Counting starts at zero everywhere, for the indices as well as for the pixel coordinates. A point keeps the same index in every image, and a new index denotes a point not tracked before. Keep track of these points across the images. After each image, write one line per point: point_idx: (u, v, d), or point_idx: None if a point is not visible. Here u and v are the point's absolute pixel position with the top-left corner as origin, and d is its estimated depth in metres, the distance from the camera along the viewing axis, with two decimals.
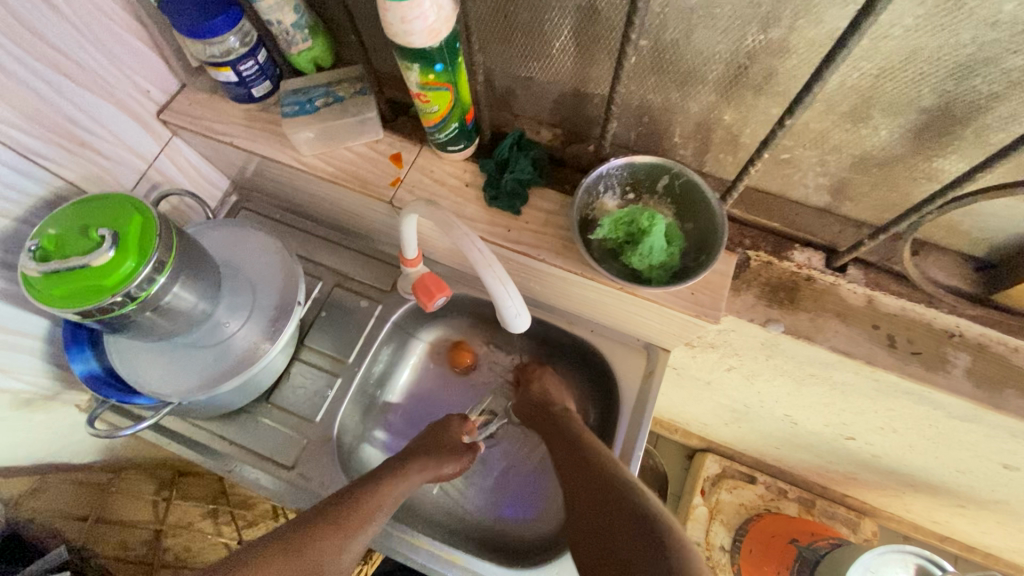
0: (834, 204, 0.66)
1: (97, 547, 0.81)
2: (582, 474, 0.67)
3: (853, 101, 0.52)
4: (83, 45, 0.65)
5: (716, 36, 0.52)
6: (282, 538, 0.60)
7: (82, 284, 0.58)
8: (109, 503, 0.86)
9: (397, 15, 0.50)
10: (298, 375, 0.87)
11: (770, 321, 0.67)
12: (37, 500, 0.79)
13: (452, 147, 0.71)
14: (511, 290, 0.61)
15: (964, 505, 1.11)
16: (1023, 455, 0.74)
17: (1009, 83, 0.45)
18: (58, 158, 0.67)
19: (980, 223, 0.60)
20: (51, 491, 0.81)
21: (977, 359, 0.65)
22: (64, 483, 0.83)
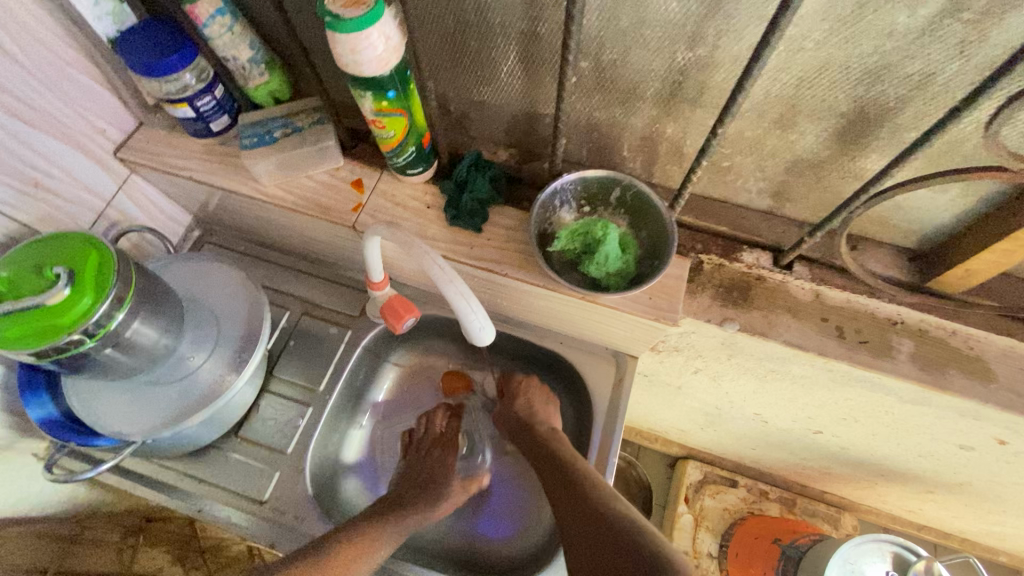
0: (776, 206, 0.70)
1: None
2: (566, 496, 0.66)
3: (779, 109, 0.56)
4: (36, 87, 0.65)
5: (650, 55, 0.56)
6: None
7: (37, 324, 0.57)
8: (74, 552, 0.84)
9: (346, 46, 0.53)
10: (268, 406, 0.85)
11: (726, 320, 0.70)
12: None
13: (412, 170, 0.73)
14: (473, 305, 0.62)
15: (933, 491, 1.14)
16: (974, 434, 0.78)
17: (912, 88, 0.50)
18: (12, 199, 0.67)
19: (907, 216, 0.64)
20: (10, 545, 0.76)
21: (919, 344, 0.69)
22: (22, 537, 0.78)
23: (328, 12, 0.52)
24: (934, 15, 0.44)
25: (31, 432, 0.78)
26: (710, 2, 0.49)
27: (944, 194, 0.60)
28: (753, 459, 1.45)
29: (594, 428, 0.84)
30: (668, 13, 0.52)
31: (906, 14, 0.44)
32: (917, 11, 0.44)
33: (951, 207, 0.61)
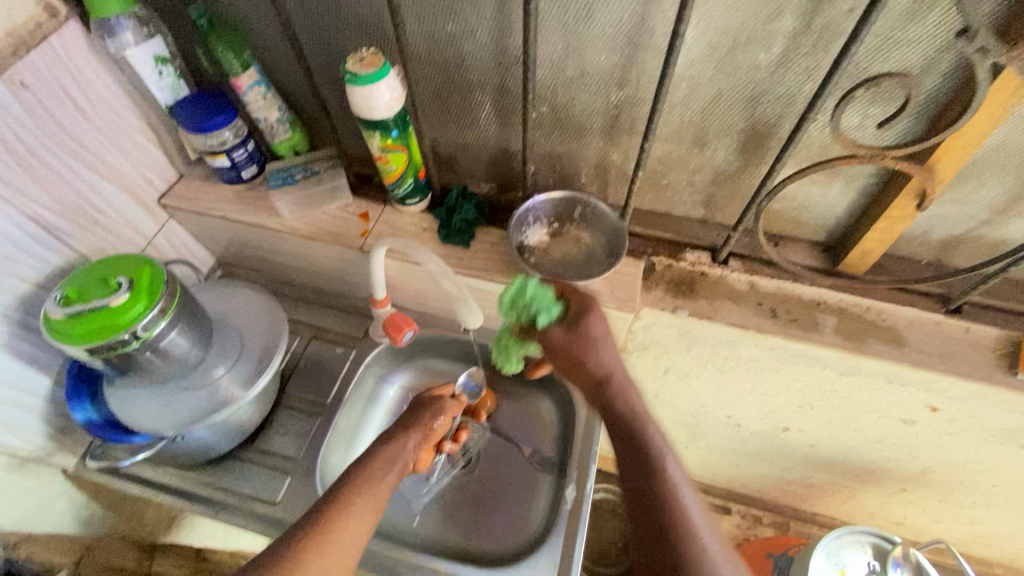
0: (708, 214, 0.86)
1: None
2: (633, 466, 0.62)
3: (693, 131, 0.74)
4: (104, 143, 0.81)
5: (592, 97, 0.74)
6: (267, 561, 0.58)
7: (96, 323, 0.68)
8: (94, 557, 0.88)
9: (362, 95, 0.70)
10: (281, 420, 0.94)
11: (678, 308, 0.83)
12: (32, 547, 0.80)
13: (410, 201, 0.88)
14: (463, 293, 0.78)
15: (905, 488, 1.21)
16: (909, 404, 0.89)
17: (783, 106, 0.68)
18: (75, 234, 0.80)
19: (808, 212, 0.81)
20: (43, 542, 0.82)
21: (840, 318, 0.82)
22: (54, 540, 0.84)
23: (349, 71, 0.69)
24: (782, 52, 0.62)
25: (64, 445, 0.85)
26: (629, 54, 0.68)
27: (831, 188, 0.76)
28: (742, 483, 1.46)
29: (578, 424, 0.93)
30: (601, 64, 0.70)
31: (764, 53, 0.63)
32: (771, 50, 0.62)
33: (841, 200, 0.77)
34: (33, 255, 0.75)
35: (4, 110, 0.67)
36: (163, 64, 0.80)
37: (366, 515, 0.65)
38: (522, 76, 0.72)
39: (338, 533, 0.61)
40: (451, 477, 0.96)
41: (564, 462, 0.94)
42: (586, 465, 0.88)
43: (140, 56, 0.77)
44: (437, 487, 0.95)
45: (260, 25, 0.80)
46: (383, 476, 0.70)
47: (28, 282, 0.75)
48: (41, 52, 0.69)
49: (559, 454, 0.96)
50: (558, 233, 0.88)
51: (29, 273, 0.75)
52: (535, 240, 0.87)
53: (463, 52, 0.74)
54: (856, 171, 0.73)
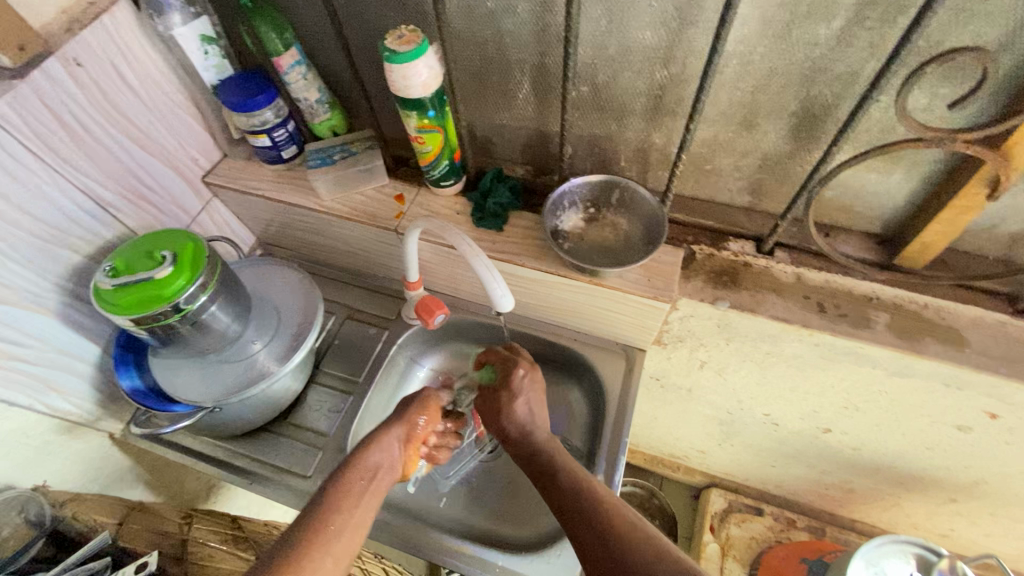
0: (754, 202, 0.82)
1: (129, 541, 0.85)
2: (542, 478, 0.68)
3: (742, 112, 0.70)
4: (152, 121, 0.84)
5: (635, 76, 0.71)
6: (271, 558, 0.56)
7: (141, 294, 0.71)
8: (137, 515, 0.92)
9: (399, 74, 0.69)
10: (314, 396, 0.96)
11: (718, 299, 0.79)
12: (77, 506, 0.85)
13: (445, 183, 0.87)
14: (495, 275, 0.74)
15: (954, 499, 1.15)
16: (966, 410, 0.83)
17: (842, 85, 0.63)
18: (123, 209, 0.83)
19: (864, 201, 0.76)
20: (86, 502, 0.87)
21: (894, 315, 0.77)
22: (101, 499, 0.89)
23: (387, 48, 0.68)
24: (845, 26, 0.58)
25: (112, 412, 0.90)
26: (676, 30, 0.65)
27: (891, 176, 0.71)
28: (777, 484, 1.41)
29: (608, 414, 0.91)
30: (645, 42, 0.67)
31: (825, 27, 0.59)
32: (832, 24, 0.58)
33: (901, 188, 0.72)
34: (85, 228, 0.78)
35: (59, 86, 0.69)
36: (209, 44, 0.81)
37: (348, 532, 0.61)
38: (562, 53, 0.69)
39: (315, 559, 0.57)
40: (477, 462, 0.97)
41: (593, 454, 0.91)
42: (615, 457, 0.86)
43: (187, 35, 0.78)
44: (464, 471, 0.96)
45: (302, 4, 0.80)
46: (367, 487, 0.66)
47: (79, 254, 0.78)
48: (93, 31, 0.72)
49: (588, 444, 0.94)
50: (594, 218, 0.85)
51: (81, 245, 0.78)
52: (570, 225, 0.85)
53: (503, 29, 0.73)
54: (919, 157, 0.68)
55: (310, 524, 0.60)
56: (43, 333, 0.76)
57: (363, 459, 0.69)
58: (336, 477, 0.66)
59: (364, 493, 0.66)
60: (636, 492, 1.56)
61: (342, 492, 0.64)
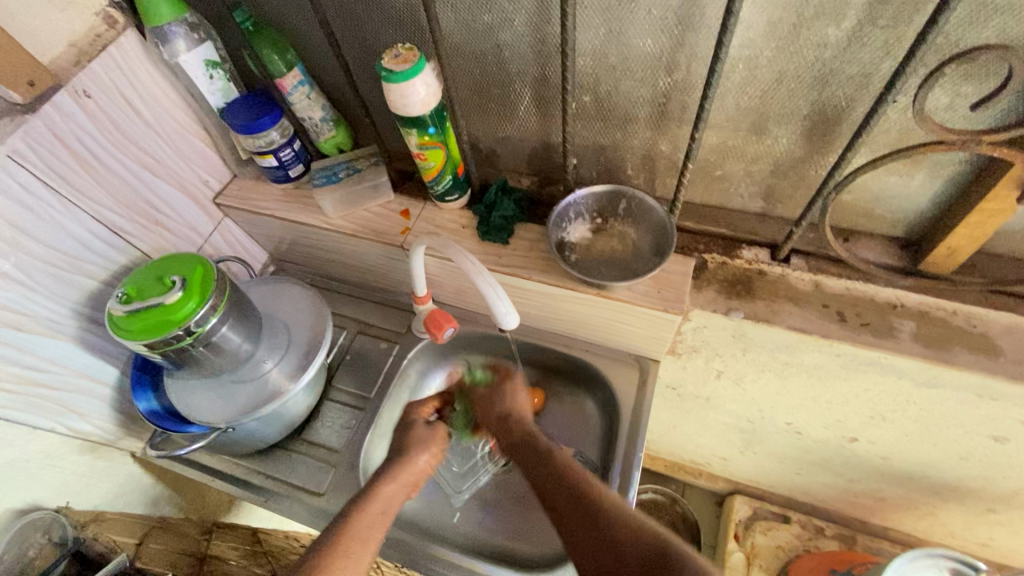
0: (768, 208, 0.79)
1: (147, 562, 0.87)
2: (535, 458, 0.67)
3: (751, 118, 0.68)
4: (162, 147, 0.85)
5: (637, 84, 0.69)
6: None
7: (154, 319, 0.72)
8: (157, 534, 0.94)
9: (397, 93, 0.69)
10: (327, 413, 0.96)
11: (731, 310, 0.77)
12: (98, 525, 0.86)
13: (449, 197, 0.87)
14: (499, 292, 0.73)
15: (993, 508, 1.09)
16: (1002, 421, 0.79)
17: (855, 87, 0.60)
18: (138, 233, 0.85)
19: (884, 205, 0.73)
20: (108, 522, 0.89)
21: (921, 324, 0.73)
22: (121, 518, 0.91)
23: (383, 68, 0.68)
24: (855, 27, 0.55)
25: (132, 432, 0.92)
26: (678, 36, 0.63)
27: (912, 180, 0.68)
28: (802, 492, 1.36)
29: (621, 428, 0.88)
30: (647, 50, 0.65)
31: (834, 28, 0.56)
32: (842, 24, 0.55)
33: (924, 191, 0.69)
34: (100, 254, 0.80)
35: (71, 119, 0.71)
36: (214, 69, 0.82)
37: (357, 568, 0.60)
38: (561, 64, 0.68)
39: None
40: (490, 475, 0.96)
41: (606, 467, 0.89)
42: (628, 471, 0.84)
43: (192, 61, 0.80)
44: (477, 485, 0.95)
45: (301, 25, 0.80)
46: (384, 519, 0.66)
47: (94, 280, 0.80)
48: (101, 62, 0.74)
49: (602, 457, 0.92)
50: (601, 228, 0.84)
51: (96, 272, 0.80)
52: (577, 236, 0.84)
53: (501, 42, 0.71)
54: (941, 159, 0.64)
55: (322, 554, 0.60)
56: (62, 358, 0.78)
57: (382, 492, 0.68)
58: (357, 509, 0.65)
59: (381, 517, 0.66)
60: (658, 500, 1.52)
61: (360, 524, 0.63)
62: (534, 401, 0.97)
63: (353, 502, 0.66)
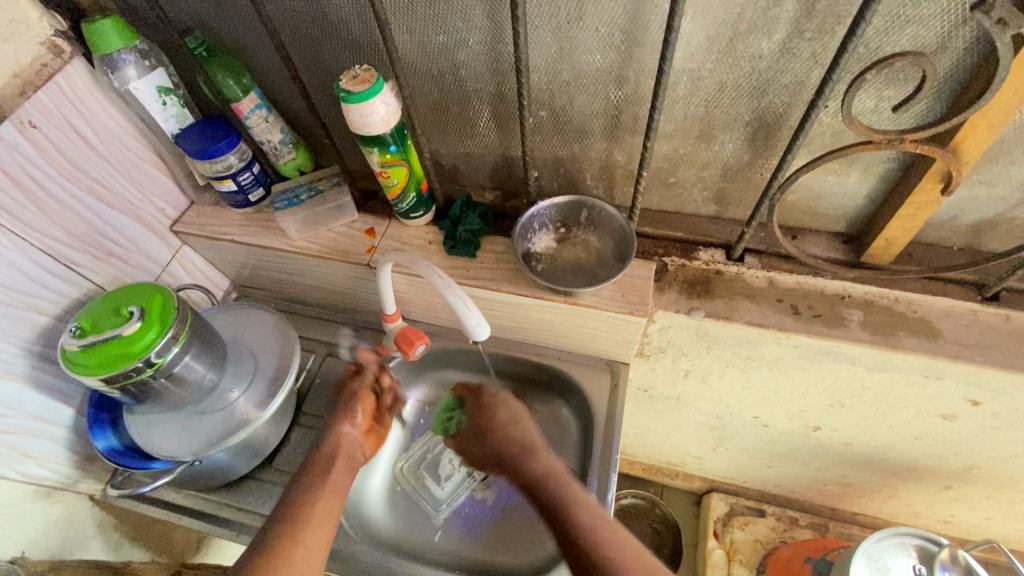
0: (721, 210, 0.83)
1: None
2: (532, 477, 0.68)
3: (698, 126, 0.71)
4: (115, 176, 0.83)
5: (591, 98, 0.72)
6: (260, 544, 0.62)
7: (112, 353, 0.70)
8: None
9: (357, 113, 0.70)
10: (298, 439, 0.93)
11: (692, 310, 0.80)
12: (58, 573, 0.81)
13: (414, 214, 0.87)
14: (469, 304, 0.74)
15: (949, 485, 1.15)
16: (948, 399, 0.84)
17: (790, 95, 0.65)
18: (90, 265, 0.82)
19: (825, 203, 0.78)
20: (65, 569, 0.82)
21: (868, 312, 0.78)
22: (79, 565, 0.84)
23: (342, 89, 0.69)
24: (786, 39, 0.60)
25: (90, 473, 0.87)
26: (625, 52, 0.66)
27: (849, 179, 0.73)
28: (774, 484, 1.40)
29: (596, 433, 0.90)
30: (597, 66, 0.68)
31: (767, 41, 0.60)
32: (773, 37, 0.60)
33: (860, 188, 0.74)
34: (50, 288, 0.77)
35: (15, 150, 0.69)
36: (166, 95, 0.81)
37: (321, 539, 0.64)
38: (516, 81, 0.70)
39: (296, 548, 0.62)
40: (470, 493, 0.94)
41: (584, 473, 0.90)
42: (606, 475, 0.85)
43: (143, 87, 0.78)
44: (455, 503, 0.94)
45: (257, 48, 0.81)
46: (334, 480, 0.70)
47: (46, 315, 0.77)
48: (48, 91, 0.72)
49: (580, 463, 0.92)
50: (565, 237, 0.86)
51: (47, 306, 0.77)
52: (542, 247, 0.85)
53: (458, 61, 0.73)
54: (873, 157, 0.69)
55: (280, 528, 0.63)
56: (11, 399, 0.74)
57: (326, 450, 0.73)
58: (303, 472, 0.70)
59: (334, 479, 0.70)
60: (638, 504, 1.53)
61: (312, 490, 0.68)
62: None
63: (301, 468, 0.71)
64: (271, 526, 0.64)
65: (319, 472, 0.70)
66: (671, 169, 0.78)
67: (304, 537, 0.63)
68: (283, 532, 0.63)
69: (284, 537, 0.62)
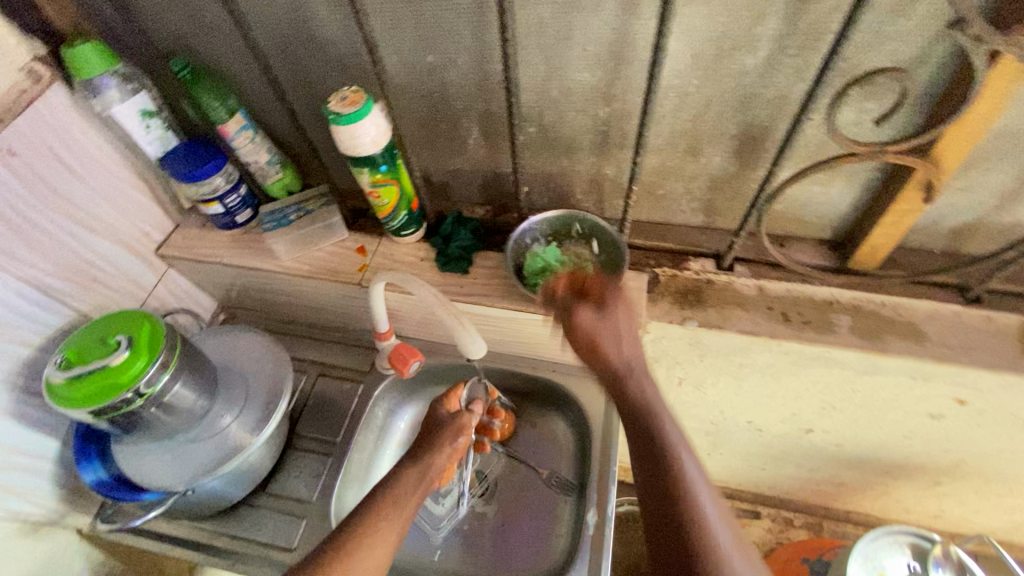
0: (709, 220, 0.85)
1: None
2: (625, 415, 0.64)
3: (686, 140, 0.72)
4: (97, 202, 0.81)
5: (580, 114, 0.73)
6: (337, 537, 0.64)
7: (99, 384, 0.68)
8: None
9: (346, 135, 0.70)
10: (292, 463, 0.92)
11: (686, 319, 0.80)
12: None
13: (405, 232, 0.87)
14: (465, 322, 0.76)
15: (939, 481, 1.17)
16: (936, 399, 0.85)
17: (774, 110, 0.66)
18: (73, 293, 0.80)
19: (810, 212, 0.79)
20: None
21: (856, 317, 0.79)
22: None
23: (331, 111, 0.69)
24: (770, 55, 0.61)
25: (77, 506, 0.85)
26: (613, 69, 0.67)
27: (833, 188, 0.75)
28: (769, 485, 1.41)
29: (593, 444, 0.90)
30: (585, 83, 0.69)
31: (751, 57, 0.62)
32: (757, 53, 0.61)
33: (844, 197, 0.75)
34: (32, 318, 0.75)
35: None
36: (150, 118, 0.80)
37: (393, 537, 0.65)
38: (506, 99, 0.71)
39: (369, 549, 0.63)
40: (470, 508, 0.93)
41: (584, 485, 0.90)
42: (605, 488, 0.85)
43: (126, 111, 0.77)
44: (456, 518, 0.92)
45: (242, 70, 0.80)
46: (419, 489, 0.71)
47: (28, 346, 0.75)
48: (28, 118, 0.70)
49: (579, 476, 0.92)
50: None
51: (30, 337, 0.75)
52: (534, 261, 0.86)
53: (446, 80, 0.74)
54: (856, 167, 0.71)
55: (357, 526, 0.65)
56: None
57: (419, 464, 0.74)
58: (394, 477, 0.72)
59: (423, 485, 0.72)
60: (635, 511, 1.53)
61: (395, 494, 0.69)
62: (505, 427, 0.96)
63: (392, 474, 0.72)
64: (346, 525, 0.65)
65: (407, 483, 0.71)
66: (660, 181, 0.79)
67: (380, 544, 0.64)
68: (358, 535, 0.64)
69: (358, 538, 0.63)
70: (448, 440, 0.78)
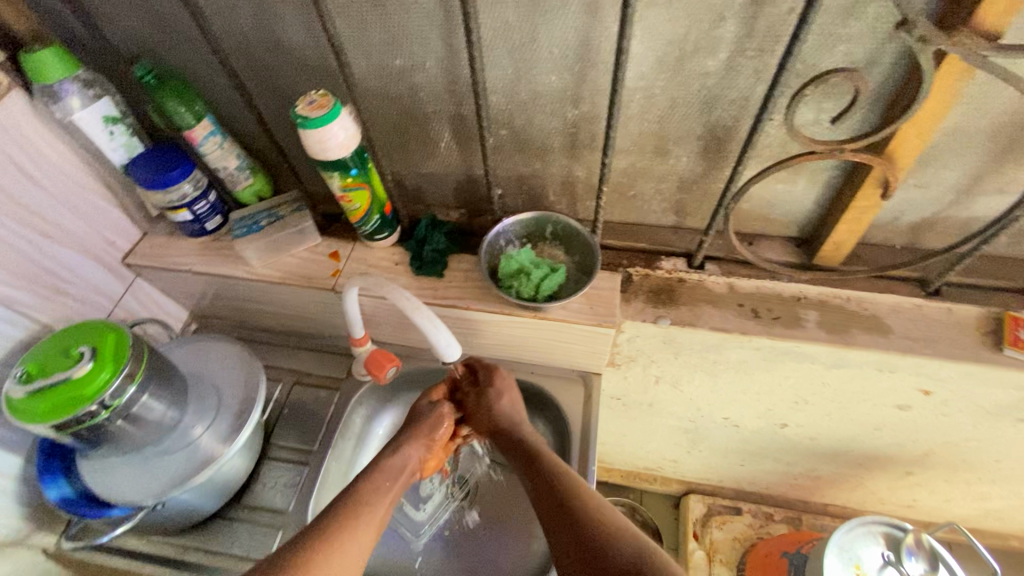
0: (680, 220, 0.86)
1: None
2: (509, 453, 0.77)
3: (653, 142, 0.74)
4: (60, 211, 0.79)
5: (548, 117, 0.74)
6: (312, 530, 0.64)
7: (61, 397, 0.66)
8: None
9: (314, 139, 0.69)
10: (267, 473, 0.90)
11: (659, 318, 0.82)
12: None
13: (378, 236, 0.86)
14: (438, 324, 0.75)
15: (911, 471, 1.20)
16: (903, 390, 0.88)
17: (737, 110, 0.68)
18: (35, 304, 0.78)
19: (777, 210, 0.81)
20: None
21: (823, 312, 0.81)
22: None
23: (298, 115, 0.68)
24: (730, 57, 0.63)
25: (43, 524, 0.83)
26: (579, 72, 0.68)
27: (797, 187, 0.77)
28: (749, 481, 1.43)
29: (572, 445, 0.90)
30: (552, 86, 0.70)
31: (712, 59, 0.63)
32: (718, 55, 0.63)
33: (808, 195, 0.77)
34: None
35: None
36: (114, 124, 0.78)
37: (368, 531, 0.66)
38: (475, 102, 0.71)
39: (344, 542, 0.64)
40: (451, 513, 0.93)
41: None
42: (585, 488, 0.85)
43: (88, 118, 0.75)
44: (437, 524, 0.92)
45: (209, 75, 0.79)
46: (391, 485, 0.73)
47: None
48: None
49: None
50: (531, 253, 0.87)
51: None
52: None
53: (415, 84, 0.74)
54: (818, 165, 0.73)
55: (331, 519, 0.66)
56: None
57: (391, 461, 0.76)
58: (368, 475, 0.73)
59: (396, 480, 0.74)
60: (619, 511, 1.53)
61: (369, 490, 0.71)
62: None
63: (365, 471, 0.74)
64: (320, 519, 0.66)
65: (379, 481, 0.72)
66: (630, 182, 0.81)
67: (355, 536, 0.65)
68: (331, 526, 0.65)
69: (333, 529, 0.64)
70: (417, 437, 0.80)
